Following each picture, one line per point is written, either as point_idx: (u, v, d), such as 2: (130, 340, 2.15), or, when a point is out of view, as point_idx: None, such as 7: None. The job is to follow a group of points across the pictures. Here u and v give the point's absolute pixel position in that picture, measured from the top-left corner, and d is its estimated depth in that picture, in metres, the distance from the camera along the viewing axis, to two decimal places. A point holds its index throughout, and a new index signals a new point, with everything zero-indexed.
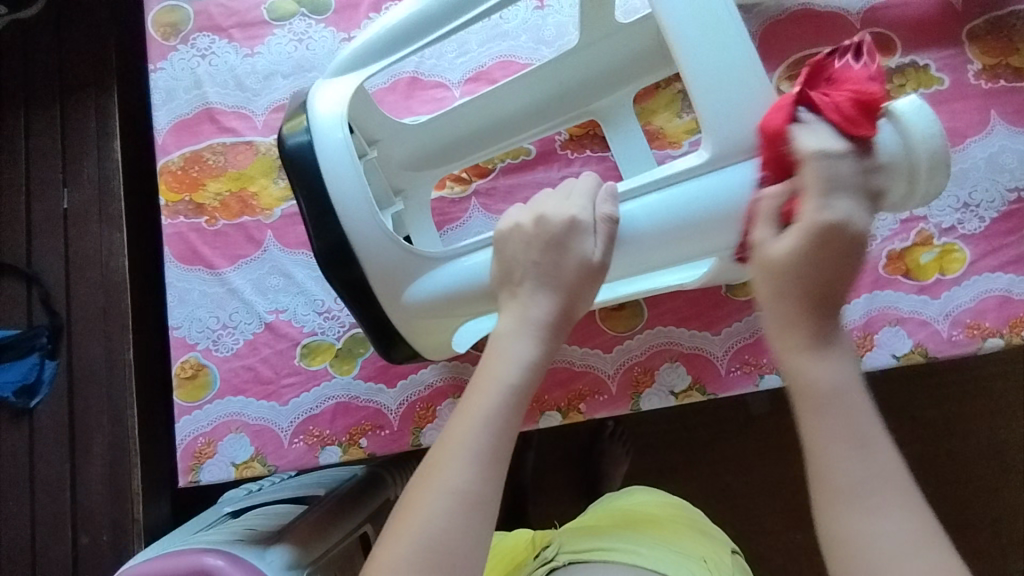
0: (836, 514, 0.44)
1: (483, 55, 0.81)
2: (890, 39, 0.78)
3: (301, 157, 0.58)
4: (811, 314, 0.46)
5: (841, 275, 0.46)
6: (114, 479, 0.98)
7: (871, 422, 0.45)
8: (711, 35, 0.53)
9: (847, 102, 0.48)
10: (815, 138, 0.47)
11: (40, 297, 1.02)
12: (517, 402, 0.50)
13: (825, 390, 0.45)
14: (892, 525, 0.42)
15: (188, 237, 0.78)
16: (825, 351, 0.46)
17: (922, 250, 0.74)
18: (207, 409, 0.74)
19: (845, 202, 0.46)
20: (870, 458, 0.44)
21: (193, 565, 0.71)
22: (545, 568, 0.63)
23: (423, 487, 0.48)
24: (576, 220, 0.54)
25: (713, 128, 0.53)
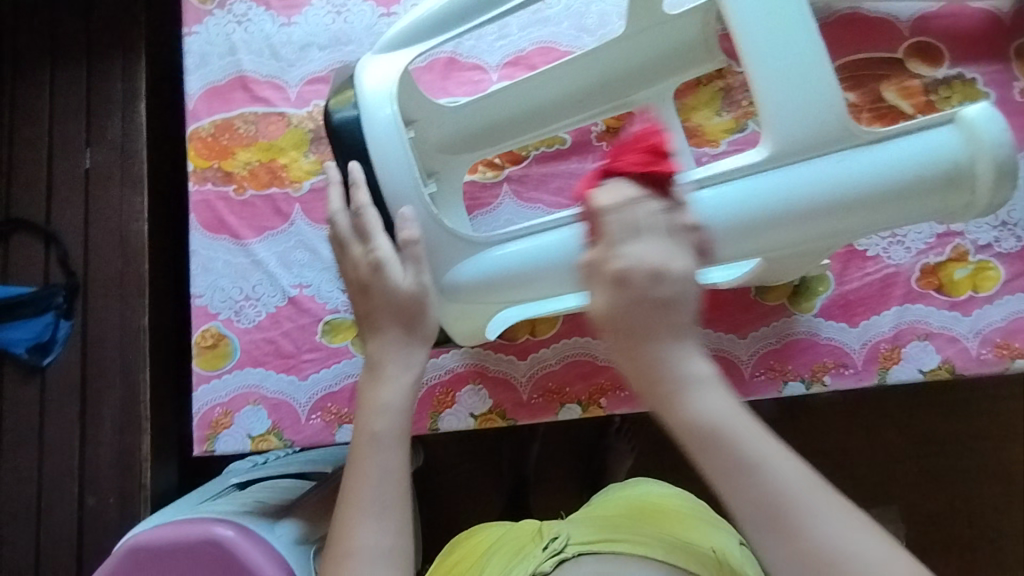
0: (760, 539, 0.42)
1: (523, 40, 0.80)
2: (938, 49, 0.77)
3: (349, 131, 0.57)
4: (643, 369, 0.45)
5: (658, 310, 0.45)
6: (122, 443, 0.98)
7: (757, 436, 0.44)
8: (780, 28, 0.51)
9: (630, 157, 0.48)
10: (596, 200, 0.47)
11: (58, 256, 1.02)
12: (395, 443, 0.53)
13: (701, 428, 0.44)
14: (818, 527, 0.41)
15: (215, 205, 0.77)
16: (685, 391, 0.44)
17: (956, 265, 0.73)
18: (226, 379, 0.74)
19: (639, 246, 0.46)
20: (765, 480, 0.42)
21: (204, 533, 0.71)
22: (554, 560, 0.61)
23: (335, 562, 0.50)
24: (376, 261, 0.55)
25: (774, 123, 0.51)
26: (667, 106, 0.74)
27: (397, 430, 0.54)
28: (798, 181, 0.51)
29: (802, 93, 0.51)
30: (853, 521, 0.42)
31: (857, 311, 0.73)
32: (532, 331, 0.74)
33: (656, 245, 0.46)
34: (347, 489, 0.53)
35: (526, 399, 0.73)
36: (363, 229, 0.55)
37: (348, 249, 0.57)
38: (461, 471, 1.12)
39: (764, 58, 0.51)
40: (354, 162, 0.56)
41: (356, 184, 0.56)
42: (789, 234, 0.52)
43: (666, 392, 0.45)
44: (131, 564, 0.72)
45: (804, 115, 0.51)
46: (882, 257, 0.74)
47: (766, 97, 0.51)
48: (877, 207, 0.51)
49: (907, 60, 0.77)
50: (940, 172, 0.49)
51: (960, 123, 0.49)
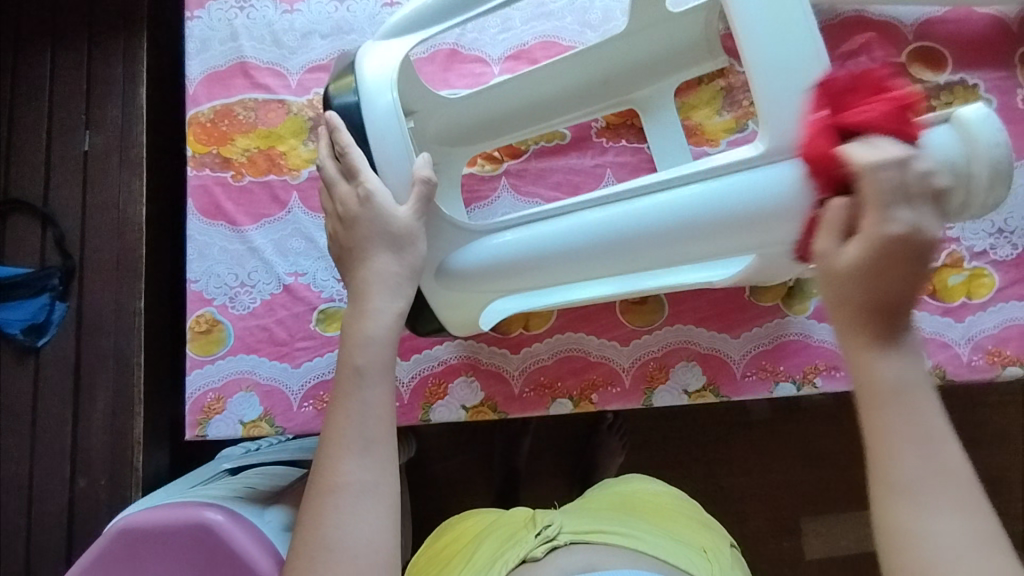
0: (889, 510, 0.40)
1: (525, 33, 0.80)
2: (942, 54, 0.77)
3: (347, 117, 0.57)
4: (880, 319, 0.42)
5: (915, 270, 0.40)
6: (116, 425, 0.98)
7: (939, 425, 0.41)
8: (782, 27, 0.52)
9: (881, 110, 0.45)
10: (868, 153, 0.42)
11: (55, 238, 1.02)
12: (378, 377, 0.54)
13: (891, 383, 0.41)
14: (953, 531, 0.39)
15: (213, 190, 0.77)
16: (888, 346, 0.42)
17: (950, 272, 0.73)
18: (219, 365, 0.74)
19: (910, 211, 0.40)
20: (934, 458, 0.40)
21: (193, 517, 0.72)
22: (546, 547, 0.62)
23: (321, 496, 0.52)
24: (364, 194, 0.55)
25: (775, 120, 0.52)
26: (667, 104, 0.74)
27: (380, 362, 0.54)
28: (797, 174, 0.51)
29: (802, 88, 0.51)
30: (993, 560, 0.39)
31: None
32: (526, 326, 0.74)
33: (927, 211, 0.40)
34: (332, 428, 0.53)
35: (518, 393, 0.73)
36: (350, 168, 0.56)
37: (335, 190, 0.58)
38: (453, 463, 1.12)
39: (765, 54, 0.52)
40: (332, 113, 0.57)
41: (336, 126, 0.57)
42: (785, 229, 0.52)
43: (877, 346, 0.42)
44: (119, 548, 0.72)
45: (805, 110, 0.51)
46: None
47: (767, 92, 0.52)
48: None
49: (910, 65, 0.77)
50: None
51: (958, 124, 0.50)
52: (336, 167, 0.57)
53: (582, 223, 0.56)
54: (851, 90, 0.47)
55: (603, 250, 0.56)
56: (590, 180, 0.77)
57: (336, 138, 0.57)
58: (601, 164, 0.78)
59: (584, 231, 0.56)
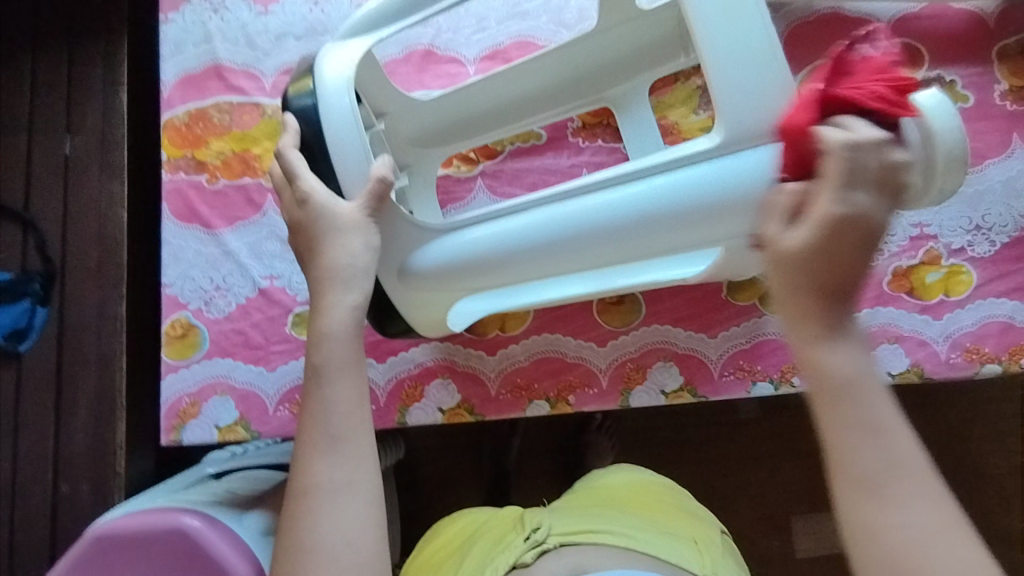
0: (856, 507, 0.40)
1: (500, 33, 0.79)
2: (918, 50, 0.77)
3: (304, 119, 0.56)
4: (819, 304, 0.42)
5: (865, 254, 0.41)
6: (98, 430, 0.98)
7: (887, 411, 0.41)
8: (737, 20, 0.51)
9: (880, 91, 0.44)
10: (838, 132, 0.42)
11: (36, 242, 1.02)
12: (336, 374, 0.53)
13: (844, 376, 0.41)
14: (920, 517, 0.39)
15: (188, 194, 0.77)
16: (842, 339, 0.42)
17: (928, 269, 0.72)
18: (194, 369, 0.73)
19: (864, 196, 0.41)
20: (888, 445, 0.40)
21: (170, 523, 0.71)
22: (535, 551, 0.60)
23: (298, 498, 0.51)
24: (306, 194, 0.55)
25: (729, 111, 0.51)
26: (642, 103, 0.73)
27: (339, 359, 0.54)
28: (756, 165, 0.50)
29: (757, 80, 0.50)
30: (952, 532, 0.39)
31: None
32: (502, 327, 0.74)
33: (880, 199, 0.41)
34: (302, 431, 0.53)
35: (495, 394, 0.73)
36: (293, 168, 0.56)
37: (284, 194, 0.58)
38: (441, 464, 1.12)
39: (721, 49, 0.51)
40: (288, 115, 0.57)
41: (286, 130, 0.57)
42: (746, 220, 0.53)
43: (825, 329, 0.42)
44: (96, 555, 0.72)
45: (759, 100, 0.50)
46: None
47: (723, 87, 0.51)
48: None
49: None
50: None
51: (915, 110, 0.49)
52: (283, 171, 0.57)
53: (539, 219, 0.56)
54: (845, 68, 0.47)
55: (569, 244, 0.55)
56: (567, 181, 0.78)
57: (281, 140, 0.58)
58: (576, 163, 0.78)
59: (546, 227, 0.56)
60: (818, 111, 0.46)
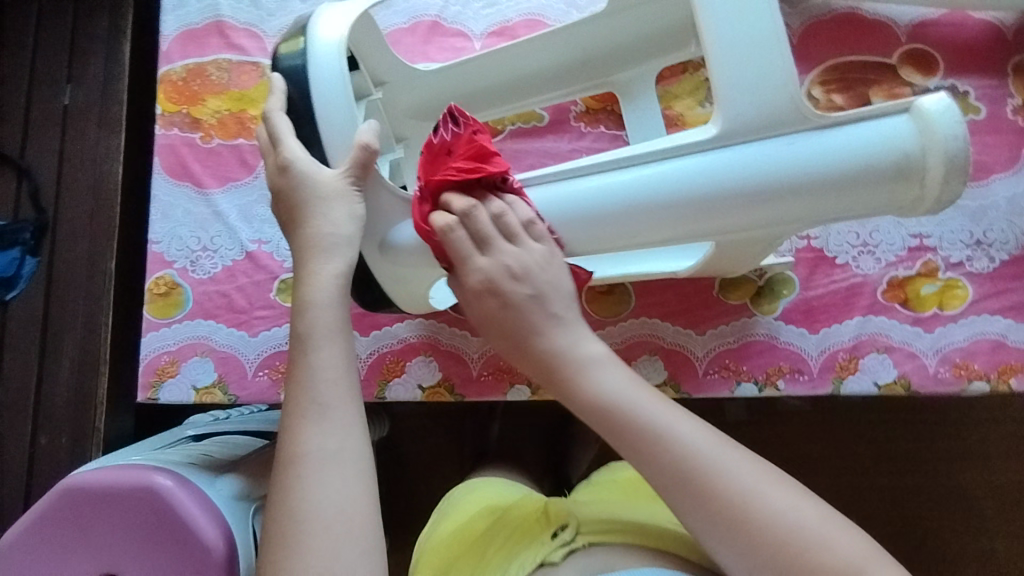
0: (680, 507, 0.45)
1: (510, 10, 0.78)
2: (934, 58, 0.75)
3: (293, 81, 0.55)
4: (544, 361, 0.51)
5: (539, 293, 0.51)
6: (81, 384, 0.98)
7: (652, 410, 0.47)
8: (742, 9, 0.49)
9: (459, 171, 0.51)
10: (442, 221, 0.51)
11: (29, 191, 1.02)
12: (323, 340, 0.52)
13: (603, 401, 0.48)
14: (730, 481, 0.44)
15: (180, 150, 0.76)
16: (585, 370, 0.49)
17: (924, 281, 0.72)
18: (175, 328, 0.72)
19: (488, 257, 0.52)
20: (667, 441, 0.46)
21: (143, 481, 0.71)
22: (563, 551, 0.60)
23: (286, 466, 0.50)
24: (289, 161, 0.54)
25: (729, 101, 0.49)
26: (647, 90, 0.73)
27: (326, 325, 0.53)
28: (754, 159, 0.49)
29: (761, 71, 0.49)
30: (759, 474, 0.45)
31: (819, 318, 0.72)
32: None
33: (507, 251, 0.51)
34: (290, 398, 0.52)
35: (476, 375, 0.72)
36: (274, 134, 0.55)
37: (267, 158, 0.57)
38: (422, 444, 1.12)
39: (724, 39, 0.50)
40: (276, 76, 0.56)
41: (273, 91, 0.56)
42: (756, 212, 0.50)
43: (564, 378, 0.50)
44: (68, 509, 0.71)
45: (762, 91, 0.49)
46: (850, 266, 0.73)
47: (724, 77, 0.50)
48: (820, 194, 0.49)
49: (900, 67, 0.75)
50: (888, 163, 0.47)
51: (917, 114, 0.47)
52: (267, 134, 0.56)
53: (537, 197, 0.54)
54: (437, 150, 0.52)
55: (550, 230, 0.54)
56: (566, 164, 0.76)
57: (267, 102, 0.56)
58: (576, 149, 0.77)
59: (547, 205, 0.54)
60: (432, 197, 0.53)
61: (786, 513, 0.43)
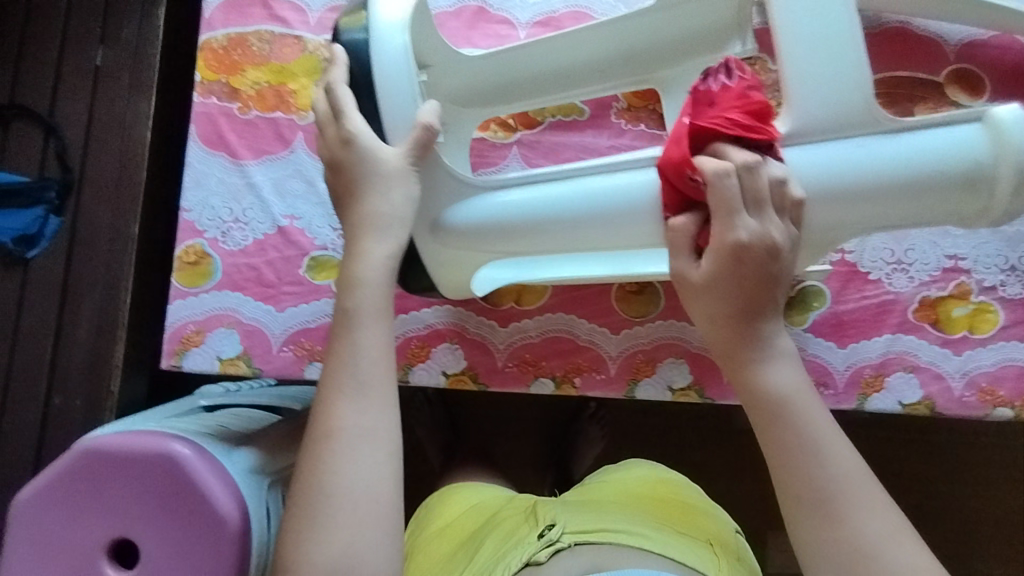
0: (807, 521, 0.48)
1: (556, 1, 0.77)
2: (981, 80, 0.74)
3: (354, 55, 0.54)
4: (741, 338, 0.52)
5: (768, 276, 0.50)
6: (97, 347, 0.98)
7: (819, 422, 0.50)
8: (821, 10, 0.51)
9: (737, 120, 0.48)
10: (716, 163, 0.47)
11: (56, 150, 1.01)
12: (369, 319, 0.52)
13: (774, 396, 0.51)
14: (865, 523, 0.47)
15: (217, 120, 0.75)
16: (767, 363, 0.51)
17: (956, 303, 0.71)
18: (203, 298, 0.72)
19: (754, 221, 0.48)
20: (823, 458, 0.49)
21: (161, 448, 0.71)
22: (550, 550, 0.57)
23: (322, 439, 0.51)
24: (351, 136, 0.53)
25: (797, 101, 0.50)
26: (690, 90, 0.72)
27: (373, 305, 0.53)
28: (823, 161, 0.50)
29: (833, 74, 0.50)
30: (892, 526, 0.48)
31: (848, 333, 0.72)
32: (518, 300, 0.73)
33: (773, 224, 0.49)
34: (332, 372, 0.52)
35: (501, 366, 0.72)
36: (337, 107, 0.54)
37: (325, 131, 0.56)
38: None
39: (800, 39, 0.51)
40: (337, 48, 0.55)
41: (335, 63, 0.55)
42: (820, 214, 0.50)
43: (750, 359, 0.52)
44: (83, 470, 0.71)
45: (831, 93, 0.50)
46: (883, 282, 0.72)
47: (795, 77, 0.51)
48: (887, 200, 0.49)
49: (947, 85, 0.74)
50: (957, 171, 0.47)
51: (991, 123, 0.47)
52: (328, 106, 0.55)
53: (592, 186, 0.55)
54: (711, 97, 0.49)
55: (589, 220, 0.56)
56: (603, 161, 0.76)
57: (328, 73, 0.55)
58: (616, 145, 0.76)
59: (586, 197, 0.55)
60: (695, 143, 0.49)
61: (906, 567, 0.46)
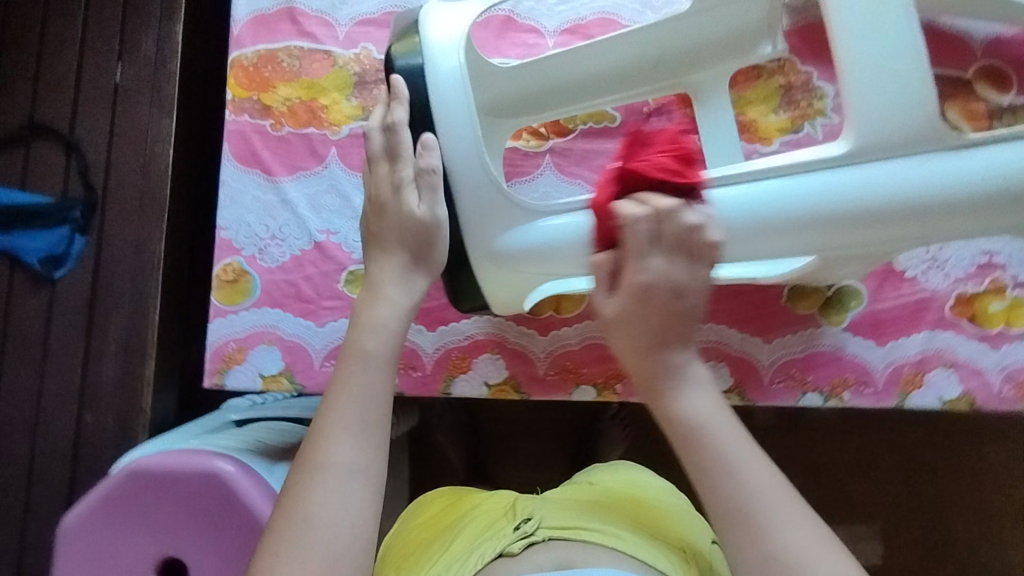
0: (735, 546, 0.44)
1: (584, 8, 0.77)
2: (1009, 75, 0.75)
3: (412, 81, 0.58)
4: (654, 369, 0.48)
5: (679, 308, 0.48)
6: (127, 364, 0.98)
7: (736, 444, 0.46)
8: (882, 27, 0.51)
9: (660, 164, 0.50)
10: (634, 208, 0.48)
11: (79, 168, 1.01)
12: (383, 365, 0.52)
13: (689, 423, 0.47)
14: (787, 540, 0.43)
15: (250, 137, 0.75)
16: (681, 389, 0.48)
17: (992, 298, 0.71)
18: (242, 316, 0.72)
19: (663, 260, 0.47)
20: (742, 479, 0.45)
21: (205, 466, 0.71)
22: (523, 543, 0.54)
23: (309, 471, 0.47)
24: (400, 182, 0.56)
25: (865, 118, 0.51)
26: (721, 94, 0.73)
27: (390, 349, 0.52)
28: (893, 178, 0.51)
29: (897, 93, 0.51)
30: (819, 540, 0.43)
31: (886, 331, 0.72)
32: (557, 308, 0.73)
33: (681, 262, 0.47)
34: (328, 409, 0.49)
35: (542, 374, 0.72)
36: (394, 148, 0.57)
37: (375, 168, 0.58)
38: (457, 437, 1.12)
39: (863, 57, 0.52)
40: (394, 74, 0.59)
41: (397, 99, 0.58)
42: (887, 228, 0.53)
43: (664, 386, 0.48)
44: (128, 490, 0.71)
45: (899, 111, 0.51)
46: (919, 280, 0.73)
47: (859, 97, 0.52)
48: (951, 214, 0.52)
49: (975, 81, 0.75)
50: (1018, 186, 0.50)
51: None
52: (382, 144, 0.58)
53: None
54: (638, 143, 0.52)
55: None
56: None
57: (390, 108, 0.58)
58: None
59: None
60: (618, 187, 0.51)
61: None
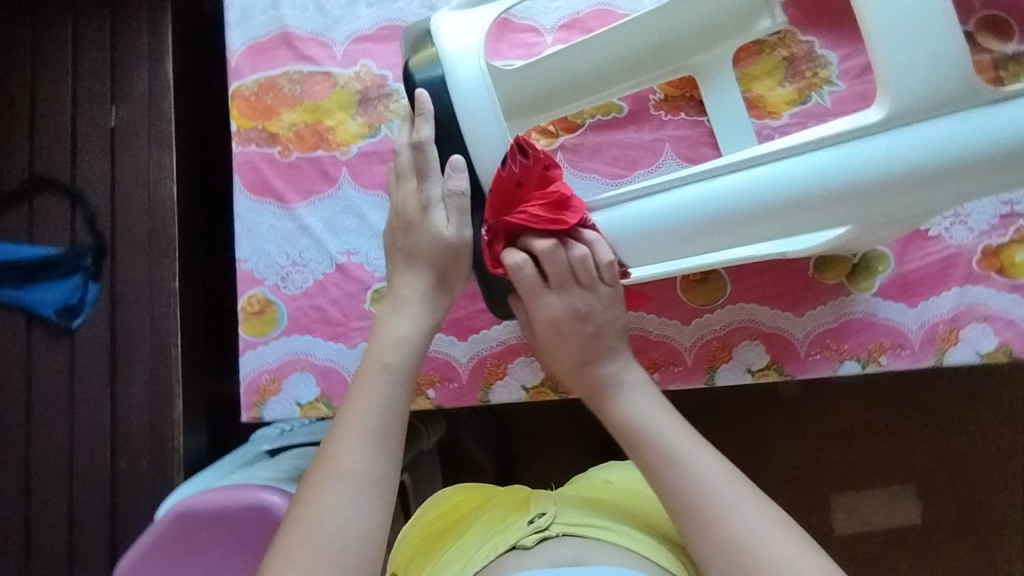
0: (689, 530, 0.49)
1: (579, 2, 0.77)
2: (1010, 23, 0.75)
3: (435, 94, 0.58)
4: (592, 383, 0.59)
5: (591, 329, 0.59)
6: (155, 406, 0.98)
7: (677, 438, 0.53)
8: None
9: (539, 213, 0.58)
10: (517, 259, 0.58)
11: (84, 216, 1.01)
12: (398, 376, 0.54)
13: (632, 422, 0.55)
14: (736, 520, 0.48)
15: (260, 167, 0.75)
16: (619, 395, 0.57)
17: (1018, 248, 0.72)
18: (272, 346, 0.72)
19: (558, 295, 0.59)
20: (685, 469, 0.51)
21: (250, 499, 0.71)
22: (537, 536, 0.54)
23: (320, 477, 0.49)
24: (427, 203, 0.59)
25: (894, 83, 0.51)
26: (726, 73, 0.73)
27: (409, 363, 0.55)
28: (922, 142, 0.51)
29: (929, 51, 0.50)
30: (763, 516, 0.48)
31: (916, 291, 0.72)
32: None
33: (575, 292, 0.59)
34: (341, 420, 0.52)
35: None
36: (421, 166, 0.59)
37: (404, 183, 0.61)
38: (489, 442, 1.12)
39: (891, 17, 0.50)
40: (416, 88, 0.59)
41: (421, 115, 0.58)
42: (917, 192, 0.53)
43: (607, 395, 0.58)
44: (176, 530, 0.71)
45: (931, 71, 0.50)
46: (944, 237, 0.72)
47: (887, 61, 0.51)
48: (983, 172, 0.51)
49: (976, 33, 0.75)
50: None
51: None
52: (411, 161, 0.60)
53: (692, 195, 0.56)
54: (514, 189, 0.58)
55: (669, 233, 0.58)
56: (647, 154, 0.76)
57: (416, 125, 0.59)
58: (659, 137, 0.76)
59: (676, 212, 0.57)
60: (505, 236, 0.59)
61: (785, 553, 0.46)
